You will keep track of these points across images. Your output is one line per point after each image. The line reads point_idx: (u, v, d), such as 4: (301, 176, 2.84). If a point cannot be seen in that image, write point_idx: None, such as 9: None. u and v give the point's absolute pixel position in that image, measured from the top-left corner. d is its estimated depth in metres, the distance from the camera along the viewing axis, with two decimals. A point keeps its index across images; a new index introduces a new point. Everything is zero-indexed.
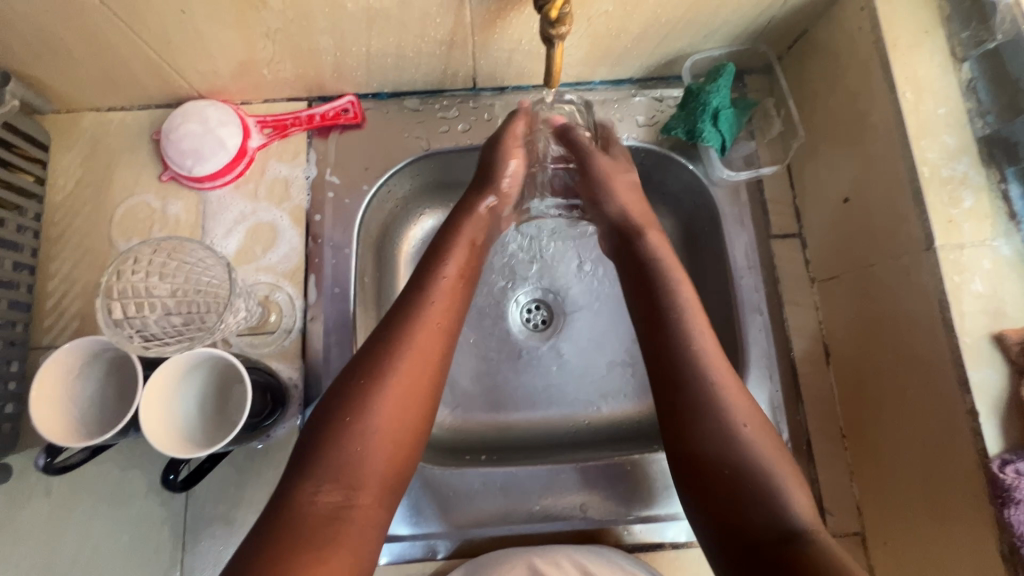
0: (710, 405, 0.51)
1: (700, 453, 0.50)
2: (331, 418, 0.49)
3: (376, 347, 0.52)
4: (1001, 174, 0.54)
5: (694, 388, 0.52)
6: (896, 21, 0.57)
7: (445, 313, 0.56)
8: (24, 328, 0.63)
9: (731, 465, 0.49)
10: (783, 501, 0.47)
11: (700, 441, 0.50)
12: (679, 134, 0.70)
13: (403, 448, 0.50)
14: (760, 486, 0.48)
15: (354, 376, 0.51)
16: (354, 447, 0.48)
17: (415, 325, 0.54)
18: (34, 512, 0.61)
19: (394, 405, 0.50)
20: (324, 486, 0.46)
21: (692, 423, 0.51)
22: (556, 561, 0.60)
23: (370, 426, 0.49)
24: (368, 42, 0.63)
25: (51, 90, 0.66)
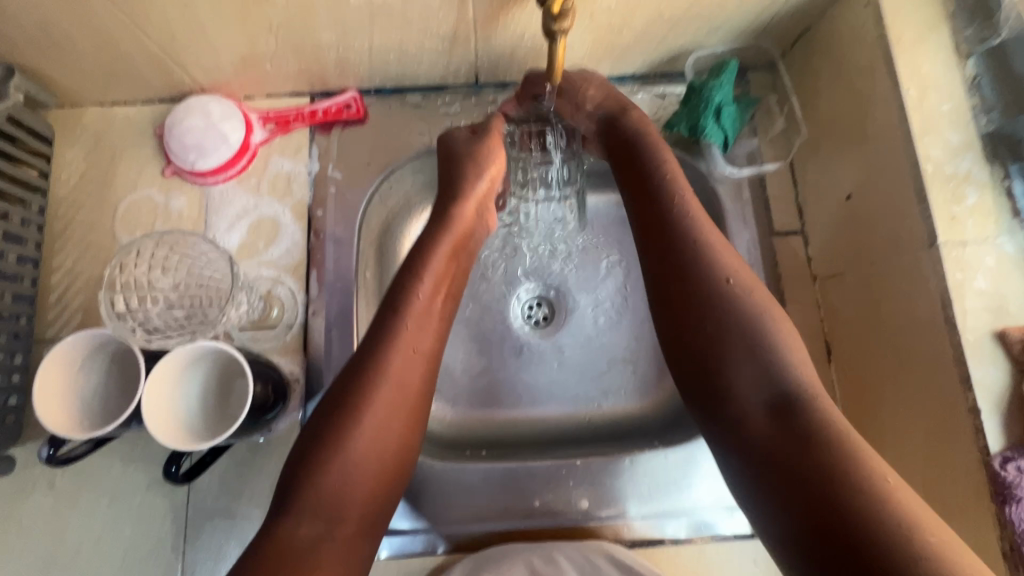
0: (713, 275, 0.53)
1: (701, 325, 0.52)
2: (308, 452, 0.49)
3: (349, 381, 0.51)
4: (1005, 170, 0.53)
5: (701, 260, 0.54)
6: (901, 15, 0.57)
7: (427, 339, 0.56)
8: (28, 321, 0.64)
9: (727, 343, 0.51)
10: (778, 364, 0.49)
11: (698, 310, 0.52)
12: (682, 130, 0.70)
13: (383, 474, 0.51)
14: (755, 368, 0.49)
15: (328, 411, 0.50)
16: (333, 484, 0.48)
17: (391, 350, 0.53)
18: (37, 503, 0.62)
19: (372, 434, 0.50)
20: (304, 521, 0.46)
21: (693, 292, 0.53)
22: (555, 559, 0.61)
23: (347, 461, 0.49)
24: (371, 37, 0.62)
25: (54, 84, 0.66)
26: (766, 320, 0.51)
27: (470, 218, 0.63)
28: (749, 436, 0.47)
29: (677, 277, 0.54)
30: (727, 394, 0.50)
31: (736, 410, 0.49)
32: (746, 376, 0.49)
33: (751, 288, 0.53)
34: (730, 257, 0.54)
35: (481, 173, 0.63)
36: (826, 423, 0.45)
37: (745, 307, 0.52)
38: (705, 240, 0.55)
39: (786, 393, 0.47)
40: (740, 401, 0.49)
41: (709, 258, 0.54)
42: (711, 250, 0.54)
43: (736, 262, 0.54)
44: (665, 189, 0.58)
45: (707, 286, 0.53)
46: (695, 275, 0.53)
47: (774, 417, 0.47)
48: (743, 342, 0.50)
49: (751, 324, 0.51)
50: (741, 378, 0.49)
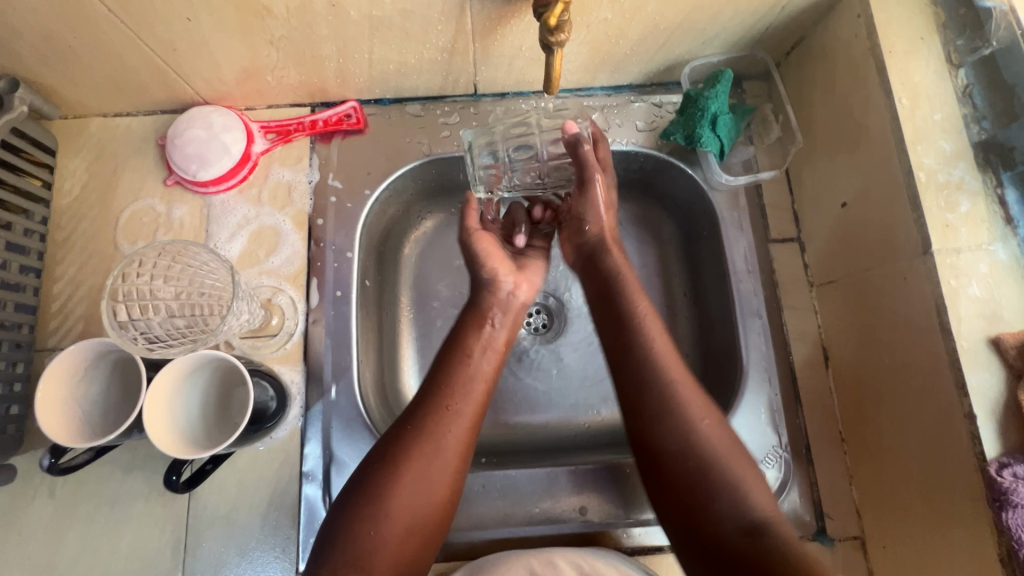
0: (681, 416, 0.54)
1: (671, 459, 0.53)
2: (352, 502, 0.51)
3: (404, 436, 0.53)
4: (997, 179, 0.54)
5: (669, 399, 0.54)
6: (892, 28, 0.58)
7: (473, 402, 0.57)
8: (30, 330, 0.64)
9: (699, 474, 0.51)
10: (748, 502, 0.50)
11: (668, 450, 0.53)
12: (678, 139, 0.70)
13: (420, 530, 0.51)
14: (729, 498, 0.50)
15: (373, 463, 0.53)
16: (370, 533, 0.49)
17: (431, 411, 0.55)
18: (38, 512, 0.62)
19: (409, 492, 0.51)
20: (340, 569, 0.47)
21: (662, 433, 0.53)
22: (554, 561, 0.59)
23: (387, 512, 0.50)
24: (371, 49, 0.63)
25: (58, 96, 0.67)
26: (729, 461, 0.52)
27: (502, 301, 0.63)
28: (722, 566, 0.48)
29: (650, 411, 0.54)
30: (704, 527, 0.50)
31: (715, 543, 0.49)
32: (724, 510, 0.50)
33: (715, 426, 0.54)
34: (695, 393, 0.55)
35: (485, 263, 0.65)
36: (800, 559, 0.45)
37: (713, 444, 0.53)
38: (671, 378, 0.55)
39: (759, 526, 0.48)
40: (717, 536, 0.49)
41: (679, 400, 0.54)
42: (678, 388, 0.55)
43: (705, 400, 0.55)
44: (630, 306, 0.60)
45: (682, 430, 0.53)
46: (663, 416, 0.54)
47: (751, 549, 0.47)
48: (718, 482, 0.51)
49: (715, 459, 0.52)
50: (720, 516, 0.50)
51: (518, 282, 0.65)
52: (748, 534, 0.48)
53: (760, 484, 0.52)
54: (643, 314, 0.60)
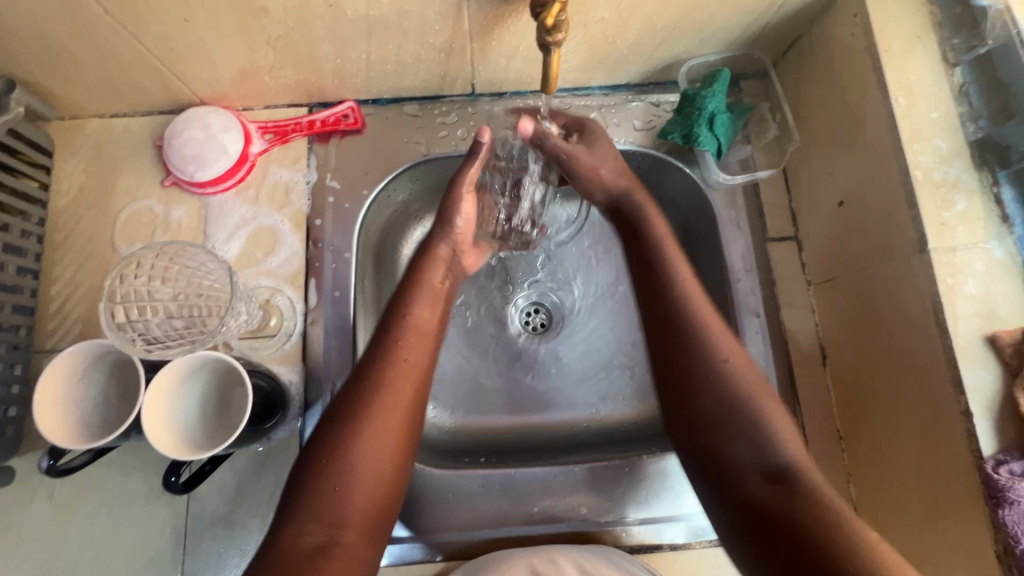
0: (709, 358, 0.54)
1: (697, 401, 0.53)
2: (311, 460, 0.50)
3: (354, 388, 0.53)
4: (993, 177, 0.54)
5: (696, 340, 0.55)
6: (889, 26, 0.58)
7: (419, 355, 0.56)
8: (27, 332, 0.64)
9: (725, 415, 0.52)
10: (771, 442, 0.50)
11: (696, 391, 0.53)
12: (676, 139, 0.70)
13: (385, 485, 0.50)
14: (750, 439, 0.50)
15: (332, 418, 0.52)
16: (336, 488, 0.48)
17: (386, 364, 0.54)
18: (36, 514, 0.62)
19: (369, 443, 0.50)
20: (308, 526, 0.46)
21: (688, 374, 0.54)
22: (554, 559, 0.60)
23: (349, 465, 0.49)
24: (369, 49, 0.63)
25: (54, 97, 0.67)
26: (756, 401, 0.52)
27: (446, 258, 0.65)
28: (739, 504, 0.48)
29: (675, 354, 0.55)
30: (726, 467, 0.50)
31: (733, 481, 0.49)
32: (744, 450, 0.50)
33: (744, 368, 0.54)
34: (726, 338, 0.55)
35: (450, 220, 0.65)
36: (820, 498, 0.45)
37: (740, 385, 0.52)
38: (696, 319, 0.55)
39: (782, 465, 0.48)
40: (737, 475, 0.49)
41: (705, 342, 0.54)
42: (707, 331, 0.55)
43: (734, 343, 0.55)
44: (661, 255, 0.60)
45: (709, 370, 0.53)
46: (690, 356, 0.54)
47: (772, 488, 0.47)
48: (735, 421, 0.51)
49: (743, 402, 0.52)
50: (739, 454, 0.50)
51: (465, 249, 0.68)
52: (767, 472, 0.48)
53: (789, 427, 0.51)
54: (676, 263, 0.59)
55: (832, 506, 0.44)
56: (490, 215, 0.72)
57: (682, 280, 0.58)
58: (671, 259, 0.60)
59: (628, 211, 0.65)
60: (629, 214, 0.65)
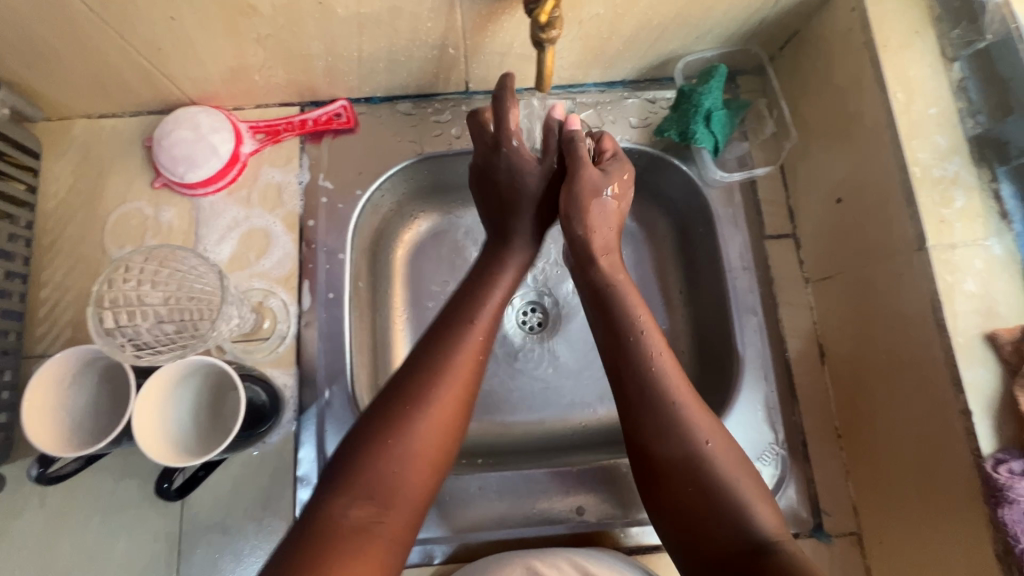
0: (687, 442, 0.52)
1: (677, 482, 0.51)
2: (371, 434, 0.49)
3: (422, 372, 0.52)
4: (992, 173, 0.54)
5: (670, 422, 0.52)
6: (887, 21, 0.57)
7: (484, 340, 0.56)
8: (17, 337, 0.63)
9: (704, 498, 0.50)
10: (752, 521, 0.48)
11: (674, 473, 0.51)
12: (672, 136, 0.69)
13: (435, 472, 0.50)
14: (733, 521, 0.48)
15: (396, 395, 0.51)
16: (392, 470, 0.48)
17: (455, 347, 0.54)
18: (28, 521, 0.61)
19: (433, 424, 0.50)
20: (357, 503, 0.47)
21: (664, 459, 0.52)
22: (554, 561, 0.59)
23: (407, 449, 0.49)
24: (360, 47, 0.62)
25: (40, 98, 0.66)
26: (735, 482, 0.50)
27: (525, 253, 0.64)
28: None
29: (652, 435, 0.52)
30: (710, 547, 0.48)
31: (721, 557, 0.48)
32: (725, 529, 0.48)
33: (724, 451, 0.52)
34: (702, 418, 0.53)
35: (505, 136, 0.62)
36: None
37: (719, 464, 0.51)
38: (671, 397, 0.53)
39: (766, 546, 0.47)
40: (722, 553, 0.48)
41: (682, 423, 0.52)
42: (682, 413, 0.53)
43: (712, 422, 0.53)
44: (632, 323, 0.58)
45: (685, 451, 0.51)
46: (664, 436, 0.52)
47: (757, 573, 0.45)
48: (716, 500, 0.49)
49: (723, 482, 0.50)
50: (725, 538, 0.48)
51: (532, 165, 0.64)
52: (750, 552, 0.47)
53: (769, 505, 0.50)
54: (645, 333, 0.57)
55: None
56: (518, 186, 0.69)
57: (655, 356, 0.55)
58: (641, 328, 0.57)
59: (595, 273, 0.61)
60: (593, 278, 0.61)
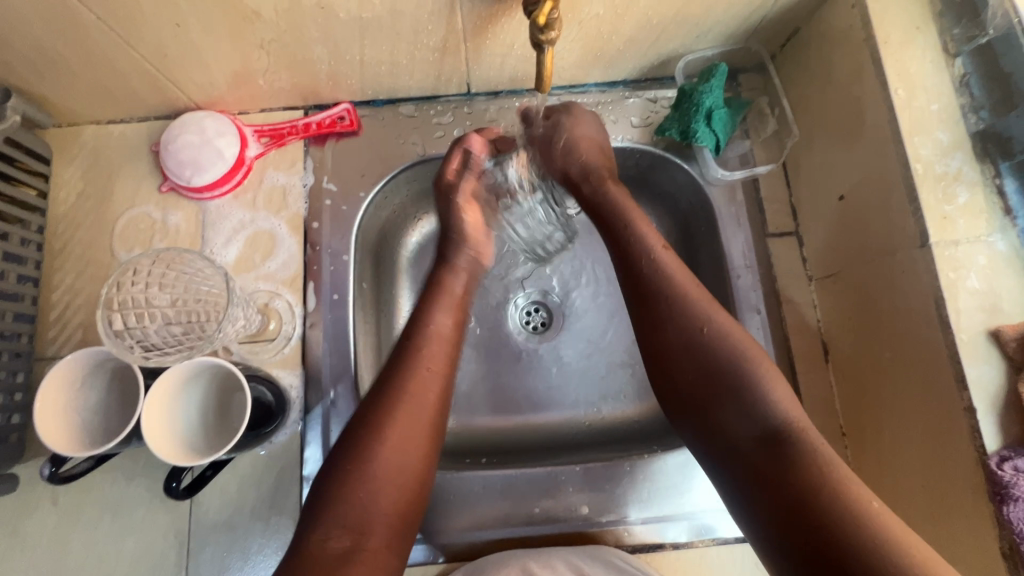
0: (689, 326, 0.53)
1: (682, 368, 0.53)
2: (336, 465, 0.50)
3: (381, 397, 0.53)
4: (995, 169, 0.53)
5: (675, 307, 0.54)
6: (888, 16, 0.57)
7: (439, 359, 0.57)
8: (29, 340, 0.64)
9: (710, 383, 0.51)
10: (764, 404, 0.49)
11: (680, 358, 0.53)
12: (674, 135, 0.70)
13: (407, 492, 0.51)
14: (738, 406, 0.50)
15: (357, 422, 0.52)
16: (362, 494, 0.48)
17: (409, 370, 0.55)
18: (41, 520, 0.62)
19: (394, 446, 0.51)
20: (334, 531, 0.46)
21: (672, 344, 0.53)
22: (552, 562, 0.60)
23: (376, 472, 0.49)
24: (362, 51, 0.63)
25: (51, 104, 0.67)
26: (746, 365, 0.51)
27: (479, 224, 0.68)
28: (743, 468, 0.48)
29: (658, 322, 0.54)
30: (720, 437, 0.50)
31: (729, 448, 0.49)
32: (733, 417, 0.50)
33: (729, 332, 0.53)
34: (707, 304, 0.54)
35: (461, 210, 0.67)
36: (812, 466, 0.44)
37: (730, 348, 0.52)
38: (682, 291, 0.55)
39: (775, 429, 0.47)
40: (731, 442, 0.49)
41: (684, 308, 0.54)
42: (688, 300, 0.54)
43: (715, 310, 0.54)
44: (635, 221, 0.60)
45: (688, 337, 0.53)
46: (674, 326, 0.54)
47: (766, 453, 0.46)
48: (724, 386, 0.51)
49: (732, 364, 0.51)
50: (732, 423, 0.50)
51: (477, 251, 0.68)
52: (754, 431, 0.48)
53: (784, 389, 0.50)
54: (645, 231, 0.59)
55: (829, 471, 0.44)
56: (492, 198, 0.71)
57: (655, 249, 0.58)
58: (636, 222, 0.60)
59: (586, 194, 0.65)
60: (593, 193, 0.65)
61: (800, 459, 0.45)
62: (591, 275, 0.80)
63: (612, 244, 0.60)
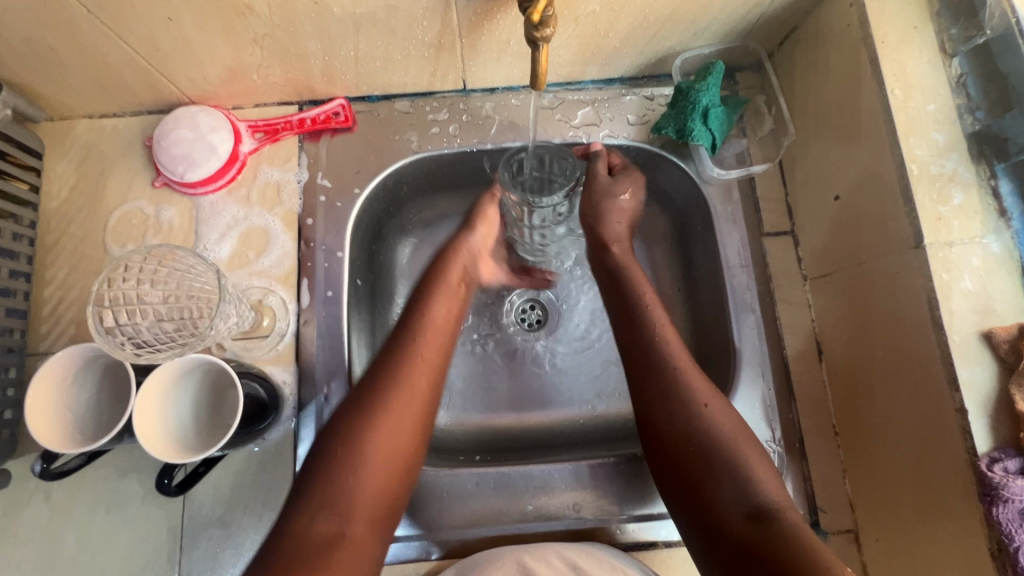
0: (689, 402, 0.54)
1: (678, 447, 0.53)
2: (327, 449, 0.50)
3: (373, 384, 0.54)
4: (991, 170, 0.53)
5: (676, 385, 0.55)
6: (885, 17, 0.57)
7: (435, 348, 0.58)
8: (21, 335, 0.64)
9: (702, 460, 0.52)
10: (755, 484, 0.50)
11: (677, 434, 0.53)
12: (670, 133, 0.69)
13: (393, 477, 0.51)
14: (733, 482, 0.50)
15: (350, 406, 0.53)
16: (352, 478, 0.49)
17: (407, 359, 0.56)
18: (33, 515, 0.62)
19: (387, 432, 0.52)
20: (320, 516, 0.47)
21: (673, 419, 0.54)
22: (546, 556, 0.59)
23: (362, 457, 0.50)
24: (357, 46, 0.63)
25: (43, 98, 0.66)
26: (739, 443, 0.52)
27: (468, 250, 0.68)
28: (730, 547, 0.47)
29: (660, 398, 0.55)
30: (709, 513, 0.50)
31: (717, 522, 0.49)
32: (727, 494, 0.50)
33: (725, 411, 0.54)
34: (703, 382, 0.56)
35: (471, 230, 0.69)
36: (803, 541, 0.45)
37: (727, 430, 0.53)
38: (682, 371, 0.56)
39: (765, 508, 0.48)
40: (718, 518, 0.49)
41: (684, 385, 0.55)
42: (688, 376, 0.56)
43: (711, 388, 0.56)
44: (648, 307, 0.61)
45: (687, 411, 0.54)
46: (674, 400, 0.55)
47: (756, 533, 0.46)
48: (722, 459, 0.51)
49: (725, 445, 0.52)
50: (722, 499, 0.50)
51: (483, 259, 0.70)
52: (743, 504, 0.49)
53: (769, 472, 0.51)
54: (654, 310, 0.61)
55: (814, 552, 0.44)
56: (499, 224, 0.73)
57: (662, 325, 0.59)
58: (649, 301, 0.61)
59: (611, 257, 0.66)
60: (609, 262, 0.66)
61: (793, 539, 0.45)
62: None
63: (620, 316, 0.62)
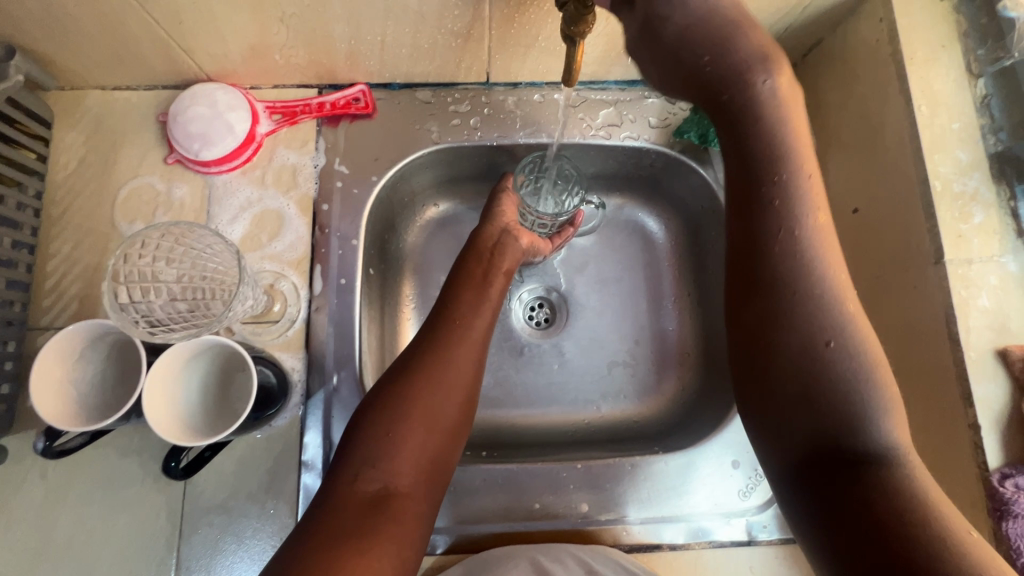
0: (810, 330, 0.42)
1: (777, 376, 0.43)
2: (368, 409, 0.51)
3: (421, 351, 0.55)
4: (1011, 191, 0.54)
5: (799, 303, 0.42)
6: (915, 32, 0.57)
7: (480, 318, 0.60)
8: (22, 308, 0.62)
9: (816, 393, 0.41)
10: (869, 430, 0.40)
11: (788, 360, 0.42)
12: (692, 137, 0.71)
13: (438, 440, 0.51)
14: (839, 424, 0.41)
15: (393, 372, 0.53)
16: (398, 437, 0.49)
17: (445, 329, 0.57)
18: (27, 494, 0.60)
19: (433, 393, 0.51)
20: (368, 473, 0.47)
21: (792, 343, 0.42)
22: (560, 558, 0.61)
23: (407, 415, 0.50)
24: (385, 32, 0.62)
25: (56, 66, 0.64)
26: (868, 388, 0.41)
27: (497, 228, 0.69)
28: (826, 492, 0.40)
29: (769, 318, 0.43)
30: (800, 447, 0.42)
31: (807, 455, 0.42)
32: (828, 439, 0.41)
33: (859, 345, 0.42)
34: (846, 306, 0.42)
35: (498, 211, 0.71)
36: (904, 500, 0.37)
37: (857, 371, 0.41)
38: (814, 288, 0.42)
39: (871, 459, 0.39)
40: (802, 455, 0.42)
41: (807, 306, 0.42)
42: (818, 291, 0.42)
43: (847, 314, 0.42)
44: (782, 199, 0.43)
45: (805, 338, 0.42)
46: (791, 329, 0.42)
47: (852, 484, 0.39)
48: (836, 406, 0.41)
49: (853, 384, 0.41)
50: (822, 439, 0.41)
51: (518, 228, 0.70)
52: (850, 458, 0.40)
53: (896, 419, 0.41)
54: (798, 206, 0.43)
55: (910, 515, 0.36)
56: (513, 211, 0.73)
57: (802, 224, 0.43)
58: (796, 193, 0.43)
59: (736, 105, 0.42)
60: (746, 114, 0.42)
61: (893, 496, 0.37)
62: (609, 282, 0.80)
63: (736, 201, 0.45)
